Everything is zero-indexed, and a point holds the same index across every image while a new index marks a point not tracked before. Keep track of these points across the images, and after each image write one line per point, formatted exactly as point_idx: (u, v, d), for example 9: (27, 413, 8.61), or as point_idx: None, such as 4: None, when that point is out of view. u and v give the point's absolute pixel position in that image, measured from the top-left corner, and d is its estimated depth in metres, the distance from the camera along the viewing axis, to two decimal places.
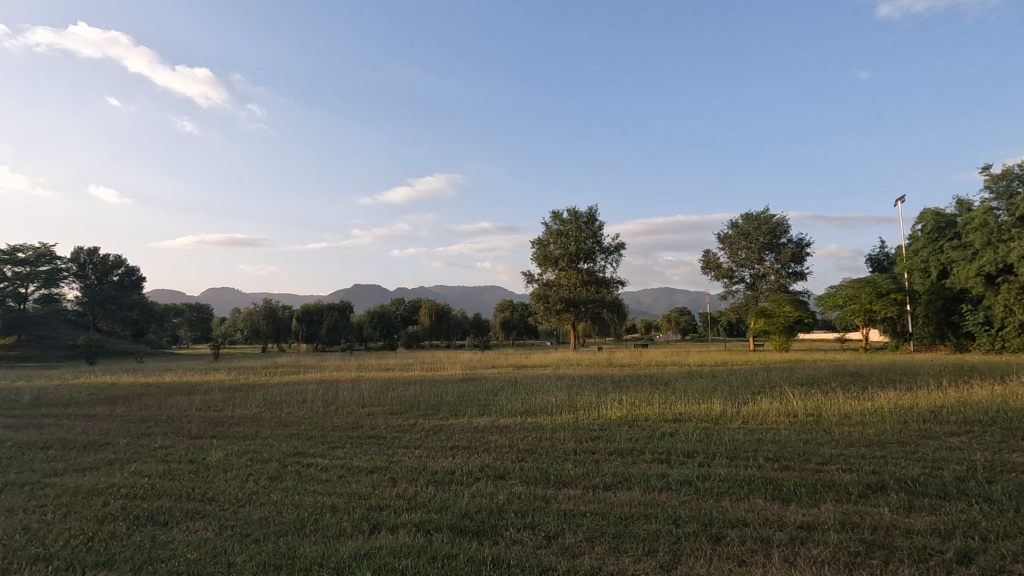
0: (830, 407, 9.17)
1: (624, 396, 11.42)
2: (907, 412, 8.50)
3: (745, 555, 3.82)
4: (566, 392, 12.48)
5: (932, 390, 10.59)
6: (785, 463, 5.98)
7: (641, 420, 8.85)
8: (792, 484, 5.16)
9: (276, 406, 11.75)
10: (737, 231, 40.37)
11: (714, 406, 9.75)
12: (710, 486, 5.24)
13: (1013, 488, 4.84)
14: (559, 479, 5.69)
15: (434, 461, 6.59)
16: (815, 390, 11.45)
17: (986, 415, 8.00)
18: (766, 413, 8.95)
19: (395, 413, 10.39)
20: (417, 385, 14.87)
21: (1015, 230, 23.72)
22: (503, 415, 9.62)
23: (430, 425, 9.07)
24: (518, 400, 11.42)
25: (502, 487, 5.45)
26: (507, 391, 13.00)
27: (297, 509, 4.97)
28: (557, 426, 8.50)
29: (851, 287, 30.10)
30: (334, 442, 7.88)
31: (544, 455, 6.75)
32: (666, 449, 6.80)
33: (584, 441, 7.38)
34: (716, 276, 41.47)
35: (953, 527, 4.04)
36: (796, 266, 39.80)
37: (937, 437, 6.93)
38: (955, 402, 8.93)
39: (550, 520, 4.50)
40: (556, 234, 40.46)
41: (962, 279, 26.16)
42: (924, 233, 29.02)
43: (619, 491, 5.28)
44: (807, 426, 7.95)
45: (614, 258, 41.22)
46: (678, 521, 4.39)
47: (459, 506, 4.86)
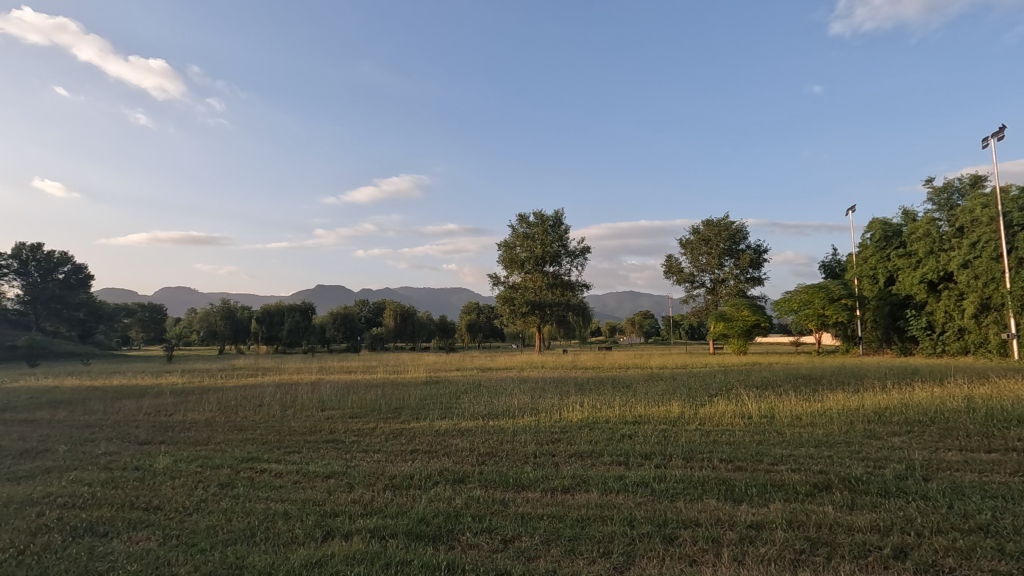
0: (781, 407, 9.52)
1: (586, 398, 11.57)
2: (853, 413, 8.89)
3: (696, 554, 3.90)
4: (529, 395, 12.46)
5: (877, 392, 11.01)
6: (738, 463, 6.16)
7: (601, 422, 8.98)
8: (744, 485, 5.31)
9: (230, 410, 11.38)
10: (699, 236, 41.37)
11: (672, 408, 9.96)
12: (665, 487, 5.34)
13: (948, 486, 5.08)
14: (518, 482, 5.69)
15: (393, 465, 6.50)
16: (769, 392, 11.78)
17: (924, 414, 8.48)
18: (721, 414, 9.23)
19: (354, 417, 10.21)
20: (380, 388, 14.70)
21: (955, 240, 25.04)
22: (465, 419, 9.57)
23: (390, 428, 8.96)
24: (480, 402, 11.41)
25: (460, 491, 5.42)
26: (470, 394, 12.94)
27: (247, 517, 4.83)
28: (518, 428, 8.54)
29: (805, 292, 31.29)
30: (290, 447, 7.69)
31: (505, 457, 6.77)
32: (625, 450, 6.91)
33: (544, 444, 7.41)
34: (677, 280, 42.43)
35: (890, 524, 4.23)
36: (754, 272, 40.98)
37: (880, 437, 7.24)
38: (898, 403, 9.37)
39: (507, 523, 4.50)
40: (522, 237, 40.65)
41: (906, 286, 27.43)
42: (873, 241, 30.24)
43: (577, 493, 5.33)
44: (760, 427, 8.22)
45: (579, 261, 41.76)
46: (633, 523, 4.46)
47: (416, 511, 4.80)
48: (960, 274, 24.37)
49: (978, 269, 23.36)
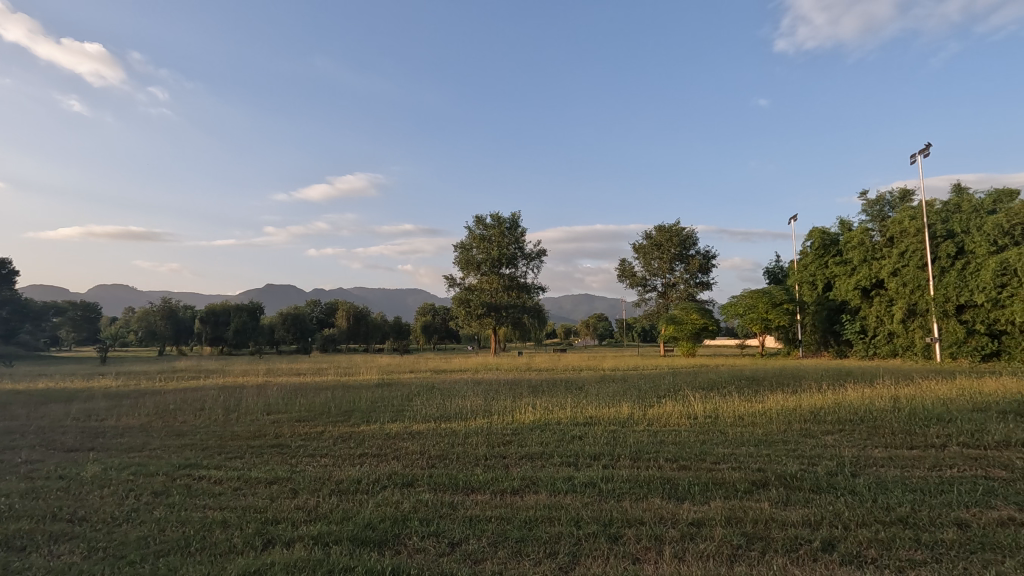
0: (726, 408, 9.85)
1: (539, 400, 11.65)
2: (791, 413, 9.32)
3: (639, 552, 4.00)
4: (481, 397, 12.46)
5: (813, 392, 11.58)
6: (683, 463, 6.34)
7: (552, 423, 9.05)
8: (687, 483, 5.48)
9: (168, 414, 10.83)
10: (651, 241, 42.45)
11: (622, 409, 10.17)
12: (612, 487, 5.45)
13: (873, 481, 5.41)
14: (468, 484, 5.69)
15: (340, 470, 6.36)
16: (713, 393, 12.21)
17: (854, 414, 8.98)
18: (668, 416, 9.48)
19: (302, 421, 9.93)
20: (330, 390, 14.35)
21: (886, 250, 26.63)
22: (416, 421, 9.48)
23: (339, 432, 8.78)
24: (433, 404, 11.35)
25: (409, 495, 5.36)
26: (424, 396, 12.83)
27: (183, 526, 4.62)
28: (470, 431, 8.51)
29: (750, 296, 32.81)
30: (231, 452, 7.41)
31: (455, 460, 6.73)
32: (575, 452, 6.99)
33: (495, 446, 7.41)
34: (630, 283, 43.41)
35: (821, 518, 4.46)
36: (703, 276, 42.33)
37: (814, 436, 7.62)
38: (831, 404, 9.89)
39: (455, 527, 4.48)
40: (479, 239, 40.66)
41: (843, 291, 28.93)
42: (813, 248, 31.76)
43: (526, 494, 5.37)
44: (705, 427, 8.51)
45: (535, 264, 42.05)
46: (580, 523, 4.53)
47: (362, 516, 4.72)
48: (890, 281, 25.90)
49: (906, 277, 24.94)
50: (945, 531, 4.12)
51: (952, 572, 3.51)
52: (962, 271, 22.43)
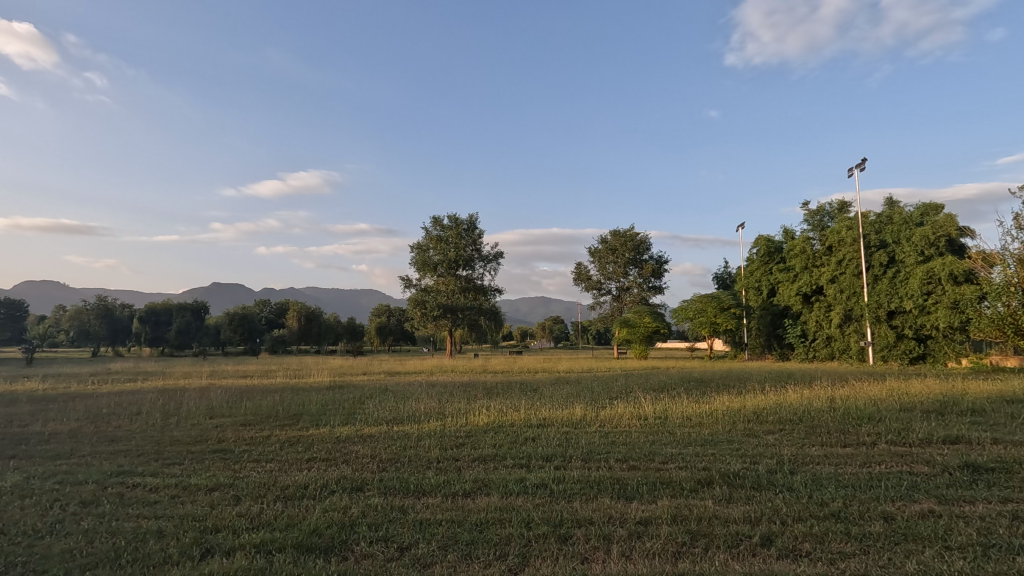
0: (675, 409, 10.14)
1: (493, 402, 11.64)
2: (736, 413, 9.68)
3: (588, 552, 4.05)
4: (436, 399, 12.37)
5: (757, 394, 12.06)
6: (632, 463, 6.47)
7: (506, 426, 9.05)
8: (636, 483, 5.59)
9: (101, 418, 10.22)
10: (606, 246, 43.25)
11: (575, 411, 10.28)
12: (563, 488, 5.51)
13: (809, 478, 5.67)
14: (420, 488, 5.63)
15: (286, 475, 6.17)
16: (664, 395, 12.53)
17: (794, 414, 9.41)
18: (620, 416, 9.67)
19: (247, 425, 9.57)
20: (279, 393, 13.86)
21: (825, 258, 28.07)
22: (368, 425, 9.30)
23: (286, 436, 8.51)
24: (385, 407, 11.20)
25: (357, 499, 5.25)
26: (377, 399, 12.61)
27: (113, 537, 4.37)
28: (423, 434, 8.42)
29: (700, 300, 33.99)
30: (169, 458, 7.06)
31: (407, 463, 6.65)
32: (528, 453, 7.04)
33: (448, 449, 7.37)
34: (586, 287, 44.05)
35: (761, 515, 4.64)
36: (656, 281, 43.39)
37: (756, 435, 7.95)
38: (773, 404, 10.33)
39: (405, 531, 4.42)
40: (436, 240, 40.35)
41: (785, 297, 30.28)
42: (758, 255, 33.12)
43: (478, 497, 5.35)
44: (655, 427, 8.73)
45: (492, 266, 42.04)
46: (531, 524, 4.55)
47: (308, 522, 4.59)
48: (829, 288, 27.34)
49: (843, 284, 26.34)
50: (873, 524, 4.37)
51: (878, 562, 3.73)
52: (893, 279, 23.95)
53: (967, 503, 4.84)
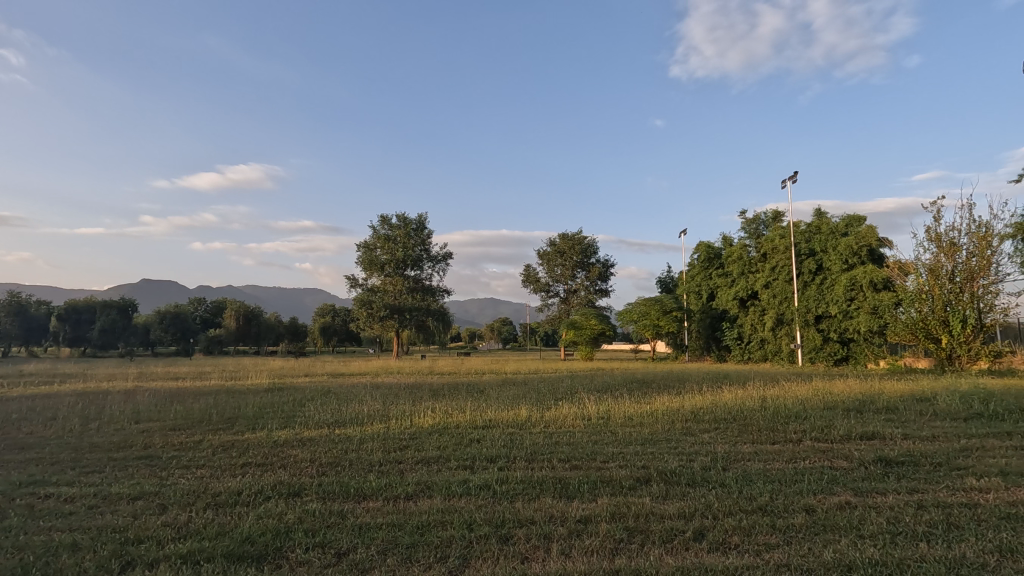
0: (617, 409, 10.39)
1: (438, 404, 11.52)
2: (675, 413, 10.01)
3: (529, 551, 4.09)
4: (380, 401, 12.14)
5: (695, 394, 12.48)
6: (574, 463, 6.58)
7: (451, 427, 9.01)
8: (577, 483, 5.68)
9: (9, 425, 9.40)
10: (555, 248, 43.84)
11: (520, 412, 10.32)
12: (506, 489, 5.54)
13: (740, 474, 5.95)
14: (360, 492, 5.51)
15: (218, 481, 5.90)
16: (607, 396, 12.76)
17: (728, 413, 9.82)
18: (564, 417, 9.81)
19: (177, 430, 9.06)
20: (213, 396, 13.19)
21: (760, 264, 29.56)
22: (308, 428, 9.03)
23: (220, 440, 8.13)
24: (326, 409, 10.86)
25: (294, 505, 5.09)
26: (318, 402, 12.21)
27: (21, 553, 4.05)
28: (365, 436, 8.26)
29: (644, 304, 35.06)
30: (88, 466, 6.60)
31: (348, 466, 6.50)
32: (471, 454, 7.02)
33: (391, 451, 7.25)
34: (534, 289, 44.46)
35: (694, 510, 4.83)
36: (602, 284, 44.33)
37: (693, 434, 8.27)
38: (710, 404, 10.74)
39: (342, 536, 4.33)
40: (384, 239, 39.66)
41: (723, 301, 31.65)
42: (699, 261, 34.44)
43: (420, 499, 5.30)
44: (598, 427, 8.92)
45: (441, 267, 41.75)
46: (472, 525, 4.55)
47: (240, 530, 4.41)
48: (763, 293, 28.81)
49: (776, 289, 27.83)
50: (795, 517, 4.64)
51: (799, 551, 3.96)
52: (820, 285, 25.61)
53: (879, 494, 5.22)
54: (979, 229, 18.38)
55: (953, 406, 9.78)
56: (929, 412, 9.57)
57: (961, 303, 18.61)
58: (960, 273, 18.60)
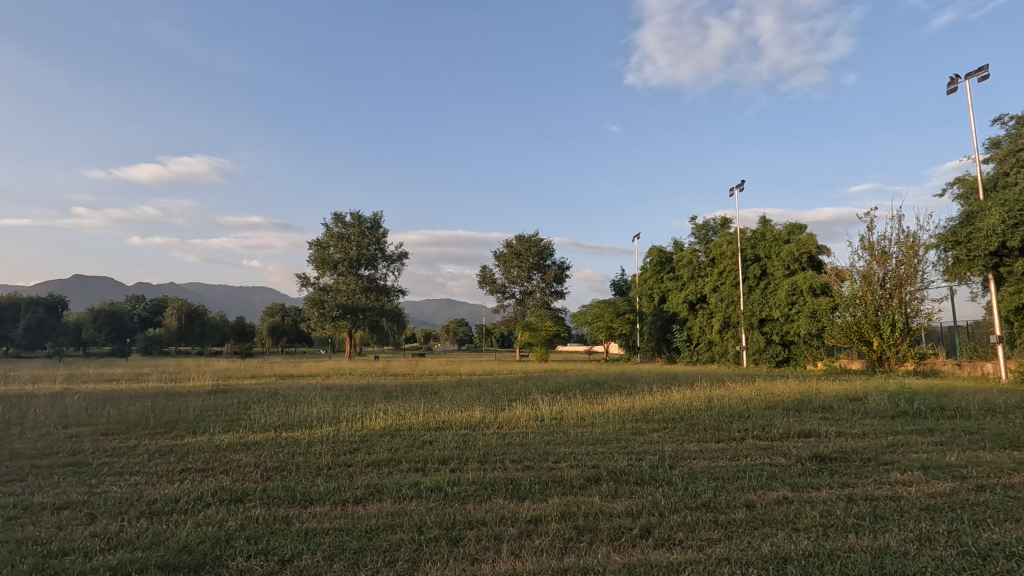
0: (570, 410, 10.54)
1: (391, 406, 11.36)
2: (626, 413, 10.22)
3: (479, 553, 4.08)
4: (330, 403, 11.84)
5: (645, 395, 12.78)
6: (527, 464, 6.62)
7: (403, 429, 8.90)
8: (528, 483, 5.73)
9: None
10: (511, 250, 44.01)
11: (474, 413, 10.30)
12: (457, 490, 5.51)
13: (686, 472, 6.14)
14: (306, 496, 5.36)
15: (154, 488, 5.61)
16: (560, 397, 12.88)
17: (676, 413, 10.10)
18: (518, 418, 9.84)
19: (109, 435, 8.56)
20: (150, 399, 12.51)
21: (709, 269, 30.60)
22: (253, 431, 8.72)
23: (157, 445, 7.74)
24: (274, 412, 10.51)
25: (236, 511, 4.90)
26: (264, 404, 11.79)
27: None
28: (314, 439, 8.05)
29: (598, 306, 36.14)
30: (8, 475, 6.15)
31: (294, 471, 6.32)
32: (423, 457, 6.95)
33: (341, 454, 7.09)
34: (490, 290, 44.48)
35: (642, 508, 4.95)
36: (557, 286, 44.82)
37: (643, 433, 8.47)
38: (659, 405, 11.01)
39: (287, 542, 4.20)
40: (337, 238, 38.81)
41: (674, 304, 32.58)
42: (651, 264, 35.32)
43: (369, 503, 5.21)
44: (550, 428, 9.01)
45: (396, 266, 41.16)
46: (422, 528, 4.51)
47: (177, 539, 4.22)
48: (711, 296, 29.81)
49: (723, 293, 28.88)
50: (737, 512, 4.82)
51: (738, 545, 4.12)
52: (764, 290, 26.76)
53: (814, 489, 5.49)
54: (907, 239, 19.61)
55: (882, 405, 10.39)
56: (860, 410, 10.13)
57: (891, 308, 19.86)
58: (890, 280, 19.80)
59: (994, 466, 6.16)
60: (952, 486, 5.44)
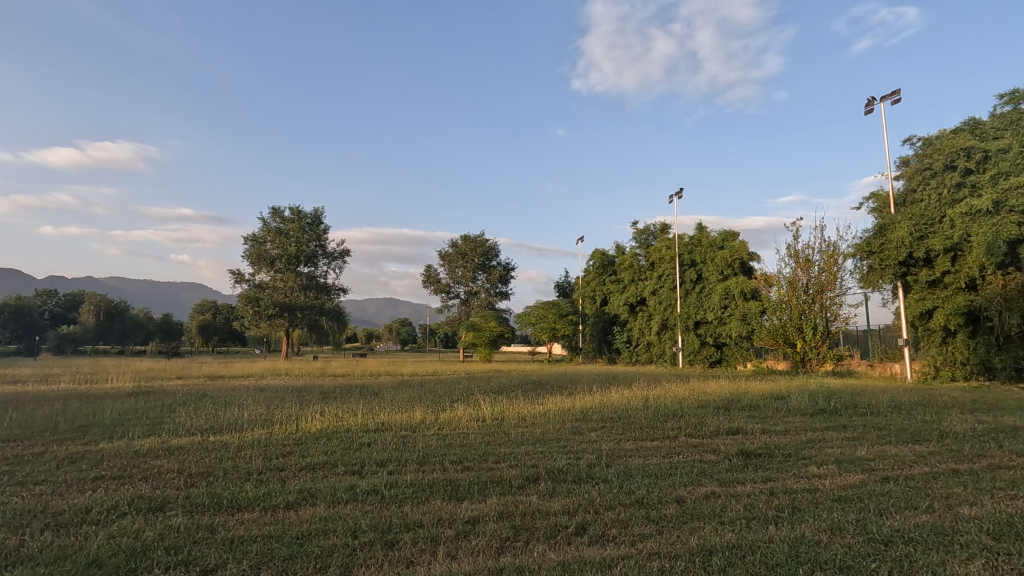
0: (512, 410, 10.61)
1: (329, 407, 11.05)
2: (566, 413, 10.39)
3: (415, 556, 4.03)
4: (264, 405, 11.38)
5: (584, 395, 13.09)
6: (467, 464, 6.59)
7: (341, 431, 8.66)
8: (467, 483, 5.72)
9: None
10: (456, 250, 43.84)
11: (415, 414, 10.19)
12: (394, 493, 5.43)
13: (621, 469, 6.31)
14: (234, 503, 5.11)
15: (61, 499, 5.19)
16: (502, 397, 12.93)
17: (613, 412, 10.38)
18: (459, 419, 9.80)
19: (12, 441, 7.85)
20: (59, 401, 11.52)
21: (648, 272, 31.62)
22: (178, 435, 8.24)
23: (67, 452, 7.17)
24: (201, 415, 9.97)
25: (155, 521, 4.62)
26: (192, 406, 11.17)
27: None
28: (244, 443, 7.68)
29: (542, 307, 36.64)
30: None
31: (222, 477, 6.01)
32: (361, 459, 6.79)
33: (273, 458, 6.82)
34: (435, 290, 44.09)
35: (578, 506, 5.03)
36: (502, 287, 44.96)
37: (582, 432, 8.64)
38: (598, 404, 11.29)
39: (210, 552, 4.00)
40: (274, 233, 37.33)
41: (615, 306, 33.43)
42: (594, 267, 36.09)
43: (302, 508, 5.04)
44: (492, 428, 9.03)
45: (337, 264, 40.02)
46: (357, 532, 4.41)
47: (85, 552, 3.92)
48: (650, 299, 30.82)
49: (661, 296, 29.92)
50: (668, 507, 5.00)
51: (668, 540, 4.27)
52: (699, 293, 27.94)
53: (740, 483, 5.78)
54: (828, 248, 21.01)
55: (803, 403, 11.08)
56: (783, 408, 10.78)
57: (813, 312, 21.18)
58: (812, 286, 21.11)
59: (897, 459, 6.70)
60: (861, 478, 5.87)
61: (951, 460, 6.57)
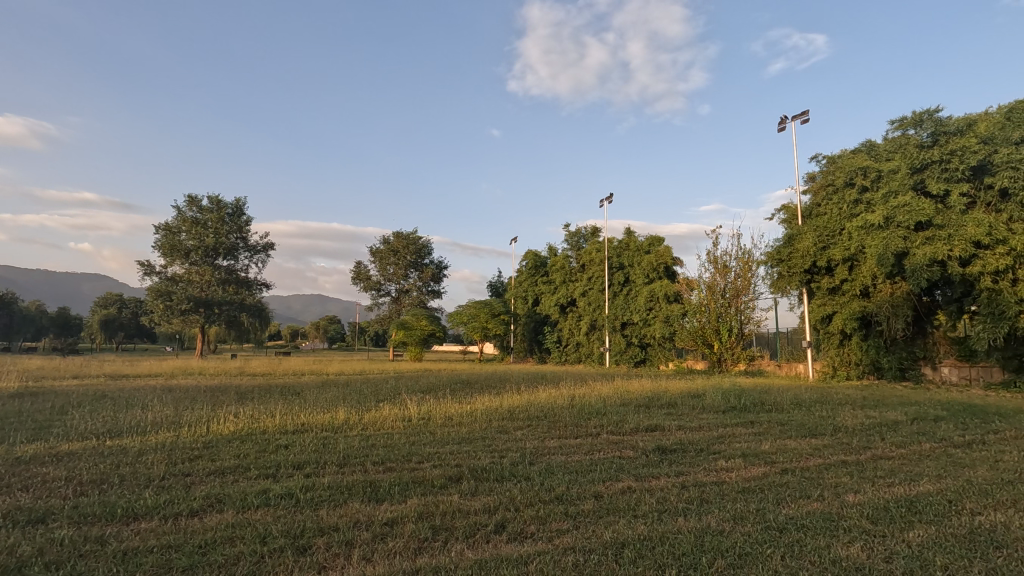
0: (438, 410, 10.49)
1: (244, 408, 10.51)
2: (492, 412, 10.42)
3: (327, 560, 3.90)
4: (172, 407, 10.59)
5: (512, 394, 13.17)
6: (388, 465, 6.47)
7: (257, 433, 8.26)
8: (388, 484, 5.62)
9: None
10: (388, 247, 42.93)
11: (338, 414, 9.88)
12: (310, 496, 5.23)
13: (544, 467, 6.42)
14: (130, 512, 4.74)
15: None
16: (429, 397, 12.76)
17: (539, 411, 10.55)
18: (384, 419, 9.61)
19: None
20: None
21: (579, 274, 32.39)
22: (67, 440, 7.52)
23: None
24: (98, 418, 9.14)
25: (35, 534, 4.19)
26: (87, 408, 10.24)
27: None
28: (146, 447, 7.14)
29: (474, 307, 36.60)
30: None
31: (118, 484, 5.56)
32: (276, 462, 6.50)
33: (178, 463, 6.39)
34: (365, 287, 42.95)
35: (498, 504, 5.07)
36: (434, 285, 44.49)
37: (507, 431, 8.70)
38: (525, 403, 11.42)
39: (98, 566, 3.69)
40: (190, 223, 35.01)
41: (546, 306, 33.98)
42: (527, 267, 36.45)
43: (207, 515, 4.74)
44: (417, 428, 8.92)
45: (260, 257, 38.15)
46: (266, 539, 4.21)
47: None
48: (580, 300, 31.56)
49: (590, 297, 30.72)
50: (585, 503, 5.13)
51: (584, 534, 4.39)
52: (627, 295, 28.93)
53: (654, 478, 6.04)
54: (743, 256, 22.37)
55: (717, 401, 11.72)
56: (699, 406, 11.36)
57: (729, 315, 22.51)
58: (729, 291, 22.42)
59: (796, 451, 7.25)
60: (763, 470, 6.30)
61: (840, 452, 7.18)
